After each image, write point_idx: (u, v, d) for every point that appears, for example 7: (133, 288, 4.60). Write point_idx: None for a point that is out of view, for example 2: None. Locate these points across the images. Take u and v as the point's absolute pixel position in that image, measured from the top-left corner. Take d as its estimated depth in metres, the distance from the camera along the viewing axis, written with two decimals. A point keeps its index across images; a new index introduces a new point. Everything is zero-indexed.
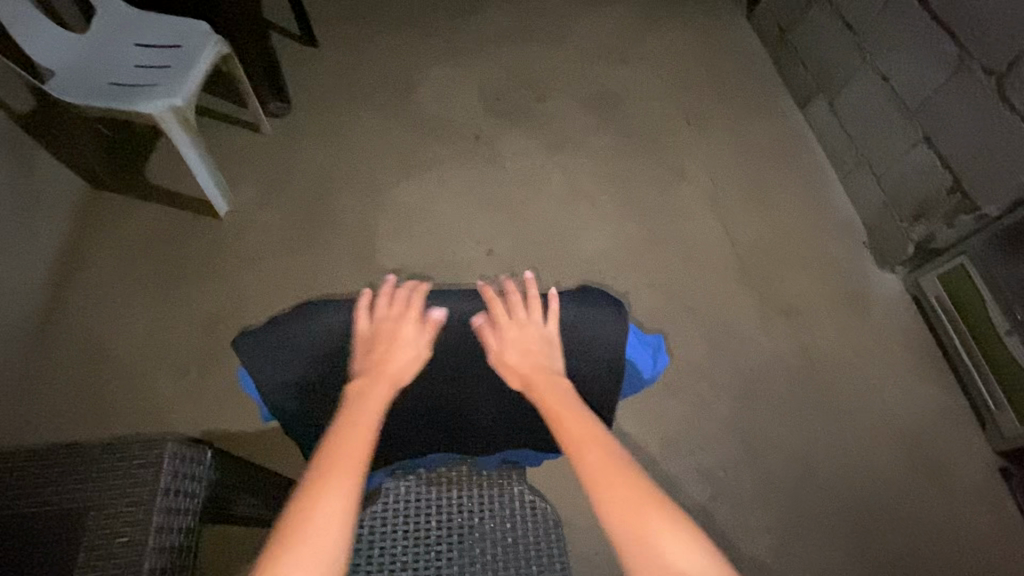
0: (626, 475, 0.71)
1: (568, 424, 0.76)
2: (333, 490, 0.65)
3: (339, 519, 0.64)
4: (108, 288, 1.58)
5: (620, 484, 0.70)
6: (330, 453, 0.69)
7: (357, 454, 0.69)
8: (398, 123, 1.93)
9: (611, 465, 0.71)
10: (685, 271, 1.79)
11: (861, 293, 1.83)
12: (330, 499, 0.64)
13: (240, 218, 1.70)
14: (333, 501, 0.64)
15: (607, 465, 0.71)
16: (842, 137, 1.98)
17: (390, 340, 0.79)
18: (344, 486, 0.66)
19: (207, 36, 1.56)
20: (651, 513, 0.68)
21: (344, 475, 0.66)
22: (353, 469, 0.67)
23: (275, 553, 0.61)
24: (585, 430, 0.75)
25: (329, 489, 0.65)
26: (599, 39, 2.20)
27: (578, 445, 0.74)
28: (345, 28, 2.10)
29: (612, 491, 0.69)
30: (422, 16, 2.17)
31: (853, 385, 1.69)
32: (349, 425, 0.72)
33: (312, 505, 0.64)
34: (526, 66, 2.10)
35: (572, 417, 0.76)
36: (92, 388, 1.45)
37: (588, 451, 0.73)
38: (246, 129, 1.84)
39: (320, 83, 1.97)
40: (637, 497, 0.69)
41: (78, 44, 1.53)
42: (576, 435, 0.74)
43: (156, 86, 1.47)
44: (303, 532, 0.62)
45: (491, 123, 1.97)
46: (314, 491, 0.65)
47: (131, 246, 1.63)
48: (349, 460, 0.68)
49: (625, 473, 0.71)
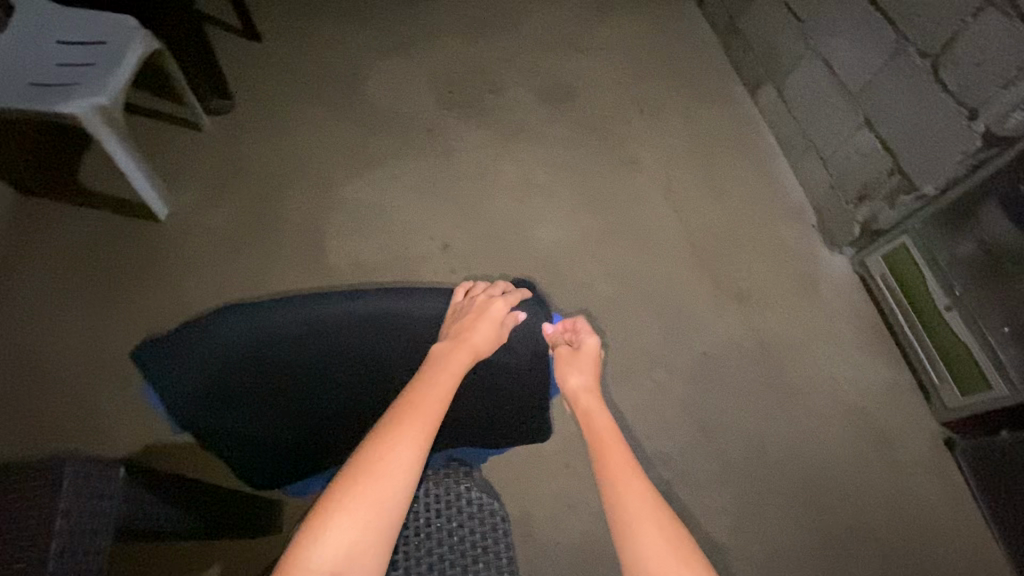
0: (649, 505, 0.69)
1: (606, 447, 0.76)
2: (404, 443, 0.67)
3: (404, 476, 0.65)
4: (40, 298, 1.50)
5: (647, 512, 0.68)
6: (406, 407, 0.71)
7: (431, 413, 0.71)
8: (346, 118, 1.88)
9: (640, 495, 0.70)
10: (640, 259, 1.80)
11: (809, 274, 1.87)
12: (399, 453, 0.66)
13: (181, 220, 1.64)
14: (404, 454, 0.67)
15: (635, 490, 0.70)
16: (790, 121, 2.02)
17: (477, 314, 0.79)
18: (415, 441, 0.68)
19: (135, 30, 1.48)
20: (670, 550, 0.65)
21: (416, 428, 0.69)
22: (424, 429, 0.69)
23: (341, 493, 0.63)
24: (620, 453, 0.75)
25: (399, 443, 0.67)
26: (550, 28, 2.18)
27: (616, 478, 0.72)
28: (288, 20, 2.03)
29: (636, 517, 0.68)
30: (369, 7, 2.11)
31: (803, 364, 1.73)
32: (428, 386, 0.74)
33: (381, 455, 0.66)
34: (476, 57, 2.07)
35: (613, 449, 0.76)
36: (26, 404, 1.38)
37: (617, 475, 0.72)
38: (186, 128, 1.77)
39: (263, 78, 1.90)
40: (663, 531, 0.67)
41: None
42: (612, 456, 0.74)
43: (81, 85, 1.40)
44: (368, 478, 0.64)
45: (443, 116, 1.93)
46: (384, 442, 0.67)
47: (63, 254, 1.56)
48: (421, 419, 0.70)
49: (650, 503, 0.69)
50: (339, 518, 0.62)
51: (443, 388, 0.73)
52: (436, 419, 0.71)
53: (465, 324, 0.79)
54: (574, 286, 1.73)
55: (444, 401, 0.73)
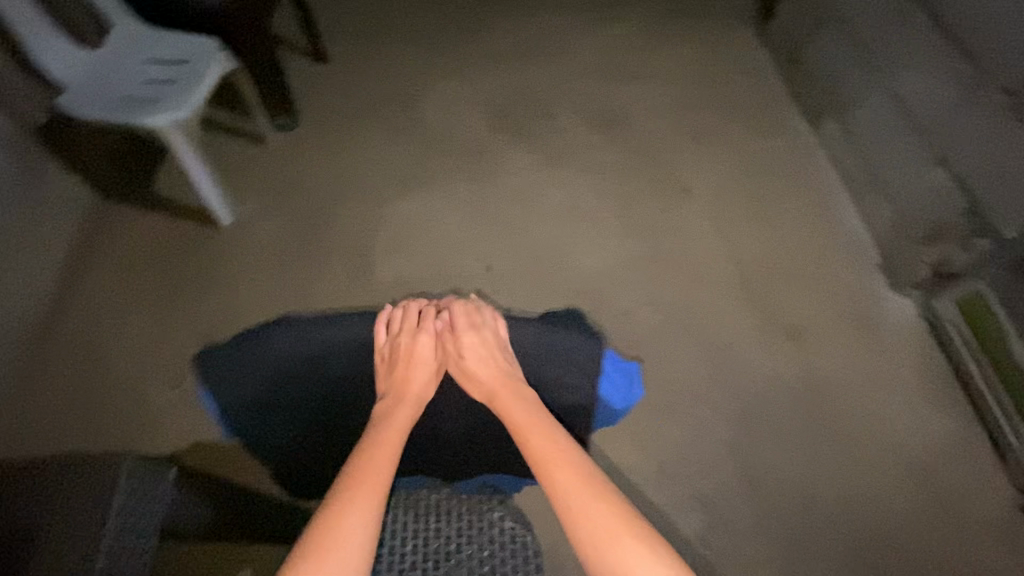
0: (582, 485, 0.73)
1: (531, 437, 0.78)
2: (357, 499, 0.69)
3: (370, 517, 0.69)
4: (109, 295, 1.60)
5: (580, 490, 0.73)
6: (361, 459, 0.74)
7: (382, 468, 0.73)
8: (401, 138, 1.94)
9: (574, 480, 0.74)
10: (686, 289, 1.75)
11: (869, 316, 1.77)
12: (361, 498, 0.69)
13: (241, 228, 1.72)
14: (363, 501, 0.69)
15: (567, 473, 0.74)
16: (853, 155, 1.93)
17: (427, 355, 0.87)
18: (375, 488, 0.71)
19: (216, 51, 1.59)
20: (605, 522, 0.70)
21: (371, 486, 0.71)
22: (382, 473, 0.73)
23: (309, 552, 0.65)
24: (543, 439, 0.78)
25: (359, 488, 0.70)
26: (605, 56, 2.20)
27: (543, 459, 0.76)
28: (354, 44, 2.13)
29: (571, 500, 0.72)
30: (430, 32, 2.19)
31: (859, 411, 1.62)
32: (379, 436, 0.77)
33: (342, 505, 0.69)
34: (531, 82, 2.11)
35: (540, 429, 0.79)
36: (87, 393, 1.47)
37: (546, 464, 0.75)
38: (253, 142, 1.87)
39: (327, 97, 2.00)
40: (600, 506, 0.71)
41: (92, 60, 1.57)
42: (538, 446, 0.77)
43: (163, 100, 1.50)
44: (323, 539, 0.66)
45: (494, 139, 1.97)
46: (344, 493, 0.70)
47: (133, 255, 1.66)
48: (374, 474, 0.72)
49: (582, 483, 0.73)
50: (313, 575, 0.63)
51: (392, 442, 0.76)
52: (392, 462, 0.75)
53: (413, 371, 0.85)
54: (616, 313, 1.70)
55: (395, 447, 0.77)
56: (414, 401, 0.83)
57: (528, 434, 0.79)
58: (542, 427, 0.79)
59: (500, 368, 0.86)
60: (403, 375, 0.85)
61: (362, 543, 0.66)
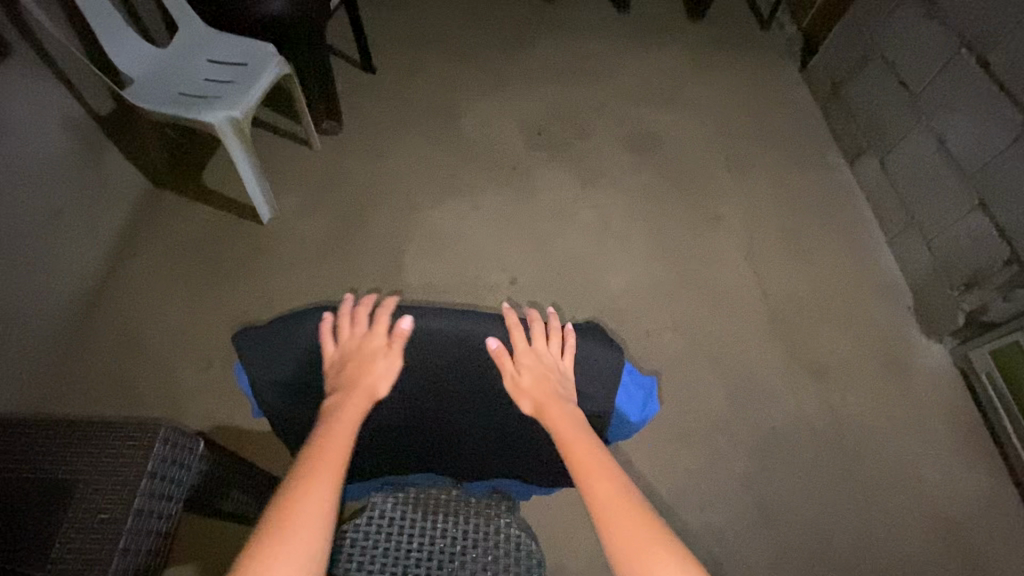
0: (627, 512, 0.68)
1: (577, 456, 0.73)
2: (316, 493, 0.66)
3: (322, 519, 0.65)
4: (151, 277, 1.68)
5: (626, 519, 0.67)
6: (310, 459, 0.70)
7: (336, 463, 0.70)
8: (439, 148, 2.00)
9: (619, 506, 0.68)
10: (710, 317, 1.74)
11: (900, 359, 1.72)
12: (312, 499, 0.66)
13: (280, 224, 1.79)
14: (316, 498, 0.66)
15: (611, 498, 0.69)
16: (893, 196, 1.91)
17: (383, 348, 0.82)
18: (326, 490, 0.67)
19: (273, 56, 1.68)
20: (653, 554, 0.64)
21: (327, 480, 0.68)
22: (333, 474, 0.69)
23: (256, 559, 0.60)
24: (588, 458, 0.73)
25: (310, 489, 0.66)
26: (644, 81, 2.23)
27: (587, 473, 0.71)
28: (401, 56, 2.22)
29: (613, 521, 0.67)
30: (474, 49, 2.26)
31: (884, 456, 1.57)
32: (329, 434, 0.73)
33: (292, 507, 0.65)
34: (569, 102, 2.15)
35: (585, 445, 0.74)
36: (122, 369, 1.53)
37: (592, 486, 0.70)
38: (299, 143, 1.95)
39: (372, 105, 2.08)
40: (647, 539, 0.65)
41: (158, 57, 1.67)
42: (582, 465, 0.72)
43: (219, 99, 1.59)
44: (280, 533, 0.62)
45: (529, 155, 2.01)
46: (293, 494, 0.66)
47: (178, 241, 1.74)
48: (329, 469, 0.69)
49: (627, 508, 0.68)
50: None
51: (342, 437, 0.73)
52: (343, 462, 0.71)
53: (369, 364, 0.80)
54: (638, 335, 1.70)
55: (346, 445, 0.73)
56: (365, 397, 0.79)
57: (576, 448, 0.74)
58: (588, 445, 0.74)
59: (553, 382, 0.80)
60: (358, 365, 0.80)
61: (313, 550, 0.63)
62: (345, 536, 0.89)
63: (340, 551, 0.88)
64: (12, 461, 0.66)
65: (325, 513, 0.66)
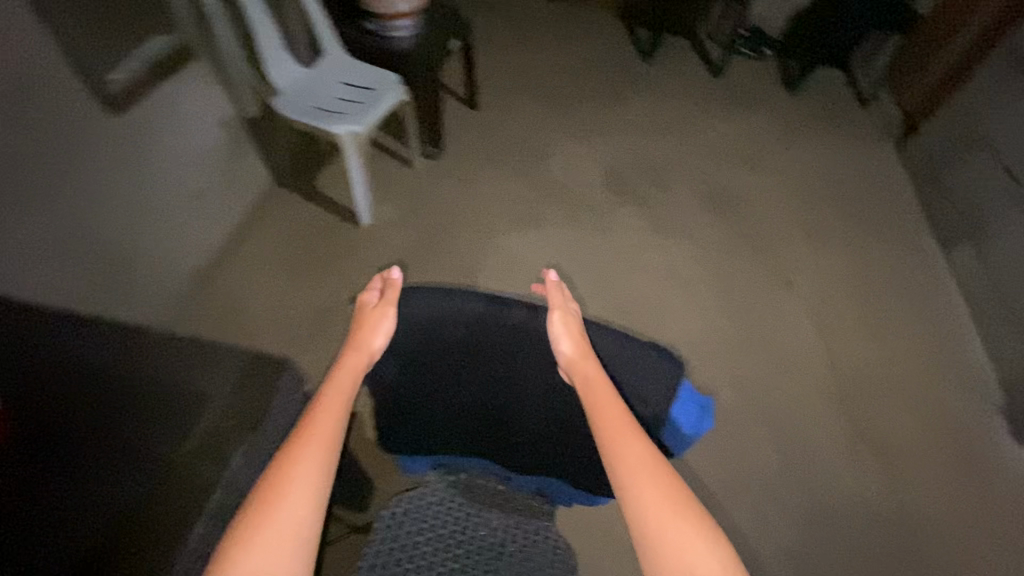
0: (655, 480, 0.69)
1: (607, 425, 0.74)
2: (309, 452, 0.71)
3: (318, 471, 0.71)
4: (258, 258, 1.88)
5: (655, 487, 0.68)
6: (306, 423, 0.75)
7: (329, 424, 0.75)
8: (525, 182, 2.15)
9: (649, 476, 0.69)
10: (773, 378, 1.71)
11: (981, 459, 1.60)
12: (309, 453, 0.71)
13: (374, 229, 1.98)
14: (307, 457, 0.71)
15: (639, 467, 0.70)
16: (987, 287, 1.82)
17: (375, 314, 0.89)
18: (321, 448, 0.72)
19: (396, 85, 1.92)
20: (679, 523, 0.66)
21: (320, 439, 0.73)
22: (328, 431, 0.74)
23: (257, 511, 0.66)
24: (617, 427, 0.74)
25: (306, 445, 0.72)
26: (730, 143, 2.29)
27: (610, 443, 0.72)
28: (503, 97, 2.43)
29: (639, 486, 0.69)
30: (571, 98, 2.44)
31: (951, 559, 1.46)
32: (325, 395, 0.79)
33: (291, 462, 0.70)
34: (654, 154, 2.25)
35: (612, 413, 0.75)
36: (221, 335, 1.72)
37: (622, 454, 0.71)
38: (402, 162, 2.17)
39: (470, 137, 2.28)
40: (673, 507, 0.67)
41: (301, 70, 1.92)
42: (612, 435, 0.73)
43: (347, 113, 1.82)
44: (278, 488, 0.68)
45: (609, 198, 2.11)
46: (290, 452, 0.71)
47: (285, 231, 1.95)
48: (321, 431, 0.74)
49: (656, 478, 0.69)
50: (262, 531, 0.65)
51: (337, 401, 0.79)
52: (340, 418, 0.76)
53: (361, 334, 0.88)
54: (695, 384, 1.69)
55: (341, 405, 0.78)
56: (361, 363, 0.85)
57: (603, 415, 0.75)
58: (620, 414, 0.75)
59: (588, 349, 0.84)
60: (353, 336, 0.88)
61: (305, 512, 0.67)
62: (400, 504, 0.97)
63: (393, 517, 0.96)
64: None
65: (321, 466, 0.71)
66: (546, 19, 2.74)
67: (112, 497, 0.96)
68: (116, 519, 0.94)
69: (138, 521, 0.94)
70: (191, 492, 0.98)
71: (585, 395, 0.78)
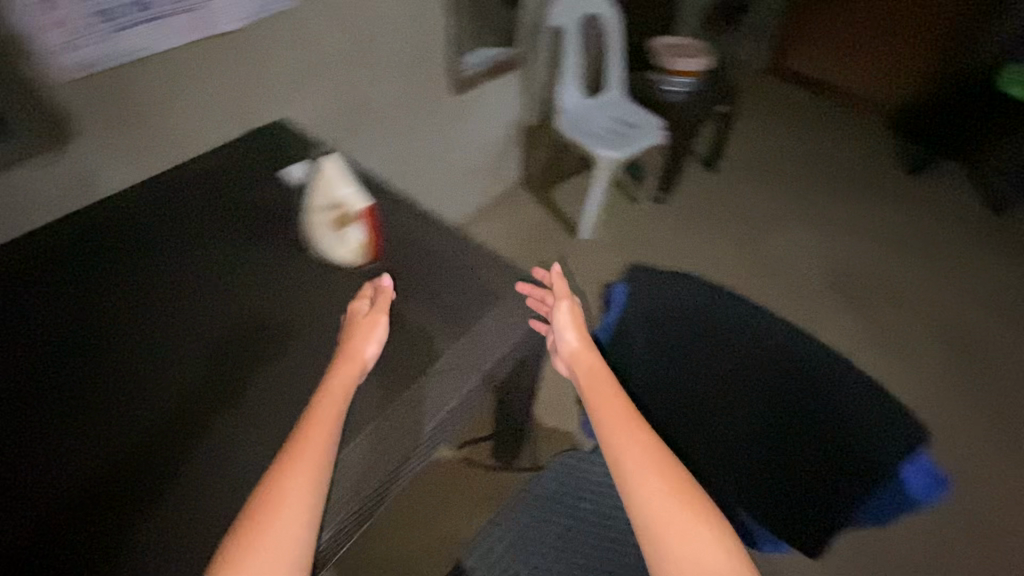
0: (655, 470, 0.63)
1: (604, 418, 0.68)
2: (299, 478, 0.59)
3: (305, 508, 0.58)
4: (489, 236, 2.16)
5: (654, 477, 0.62)
6: (291, 447, 0.62)
7: (320, 448, 0.62)
8: (743, 252, 2.15)
9: (649, 468, 0.63)
10: (982, 555, 1.40)
11: None
12: (295, 482, 0.59)
13: (589, 246, 2.16)
14: (296, 484, 0.58)
15: (660, 503, 0.61)
16: None
17: (365, 322, 0.77)
18: (307, 483, 0.59)
19: (657, 129, 2.09)
20: (686, 517, 0.60)
21: (310, 463, 0.60)
22: (320, 450, 0.62)
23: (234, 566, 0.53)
24: (613, 418, 0.68)
25: (292, 476, 0.59)
26: (995, 288, 2.02)
27: (628, 477, 0.63)
28: (746, 172, 2.48)
29: (665, 530, 0.59)
30: (816, 191, 2.39)
31: None
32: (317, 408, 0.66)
33: (276, 502, 0.57)
34: (895, 270, 2.08)
35: (633, 442, 0.65)
36: None
37: (618, 446, 0.65)
38: (631, 199, 2.34)
39: (702, 197, 2.37)
40: (701, 543, 0.59)
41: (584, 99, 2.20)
42: (608, 427, 0.67)
43: (609, 140, 2.03)
44: (259, 524, 0.55)
45: (829, 295, 2.00)
46: (275, 482, 0.58)
47: (517, 223, 2.23)
48: (308, 457, 0.61)
49: (654, 467, 0.63)
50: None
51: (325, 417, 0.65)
52: (332, 439, 0.63)
53: (353, 338, 0.75)
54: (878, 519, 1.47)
55: (335, 420, 0.65)
56: (354, 375, 0.71)
57: (620, 442, 0.65)
58: (617, 402, 0.69)
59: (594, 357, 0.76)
60: (344, 344, 0.75)
61: (298, 541, 0.56)
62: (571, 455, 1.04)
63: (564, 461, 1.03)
64: (102, 343, 0.80)
65: (308, 497, 0.58)
66: (796, 116, 2.77)
67: (98, 434, 0.71)
68: (69, 487, 0.66)
69: (150, 446, 0.69)
70: (154, 471, 0.67)
71: (583, 387, 0.73)
